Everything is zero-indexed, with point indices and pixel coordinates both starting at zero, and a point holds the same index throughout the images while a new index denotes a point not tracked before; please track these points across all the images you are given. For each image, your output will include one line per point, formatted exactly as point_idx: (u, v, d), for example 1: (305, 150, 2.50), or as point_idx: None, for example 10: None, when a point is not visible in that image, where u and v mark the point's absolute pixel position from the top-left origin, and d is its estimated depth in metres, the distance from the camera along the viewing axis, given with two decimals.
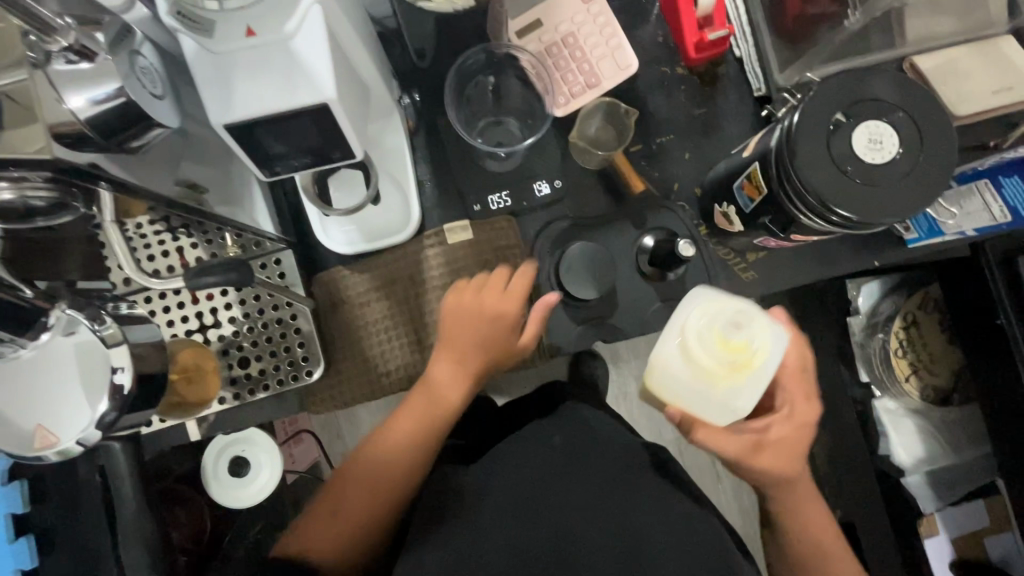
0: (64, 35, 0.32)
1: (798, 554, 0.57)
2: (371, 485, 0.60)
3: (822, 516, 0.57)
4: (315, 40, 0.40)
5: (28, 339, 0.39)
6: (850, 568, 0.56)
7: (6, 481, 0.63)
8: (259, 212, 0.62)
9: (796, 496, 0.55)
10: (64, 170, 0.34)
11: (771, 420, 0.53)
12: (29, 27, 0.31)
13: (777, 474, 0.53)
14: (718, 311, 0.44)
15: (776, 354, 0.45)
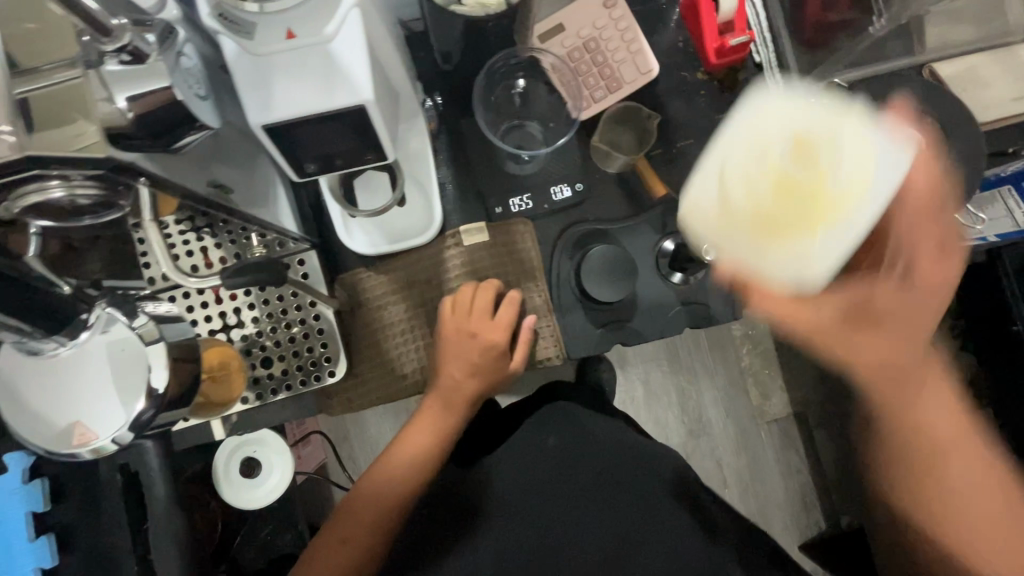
0: (119, 35, 0.32)
1: (891, 445, 0.53)
2: (372, 518, 0.64)
3: (949, 414, 0.51)
4: (354, 42, 0.40)
5: (65, 338, 0.39)
6: (976, 465, 0.51)
7: (26, 480, 0.63)
8: (283, 212, 0.62)
9: (915, 395, 0.50)
10: (110, 168, 0.33)
11: (876, 281, 0.49)
12: (86, 27, 0.31)
13: (883, 355, 0.49)
14: (776, 116, 0.43)
15: (857, 177, 0.42)
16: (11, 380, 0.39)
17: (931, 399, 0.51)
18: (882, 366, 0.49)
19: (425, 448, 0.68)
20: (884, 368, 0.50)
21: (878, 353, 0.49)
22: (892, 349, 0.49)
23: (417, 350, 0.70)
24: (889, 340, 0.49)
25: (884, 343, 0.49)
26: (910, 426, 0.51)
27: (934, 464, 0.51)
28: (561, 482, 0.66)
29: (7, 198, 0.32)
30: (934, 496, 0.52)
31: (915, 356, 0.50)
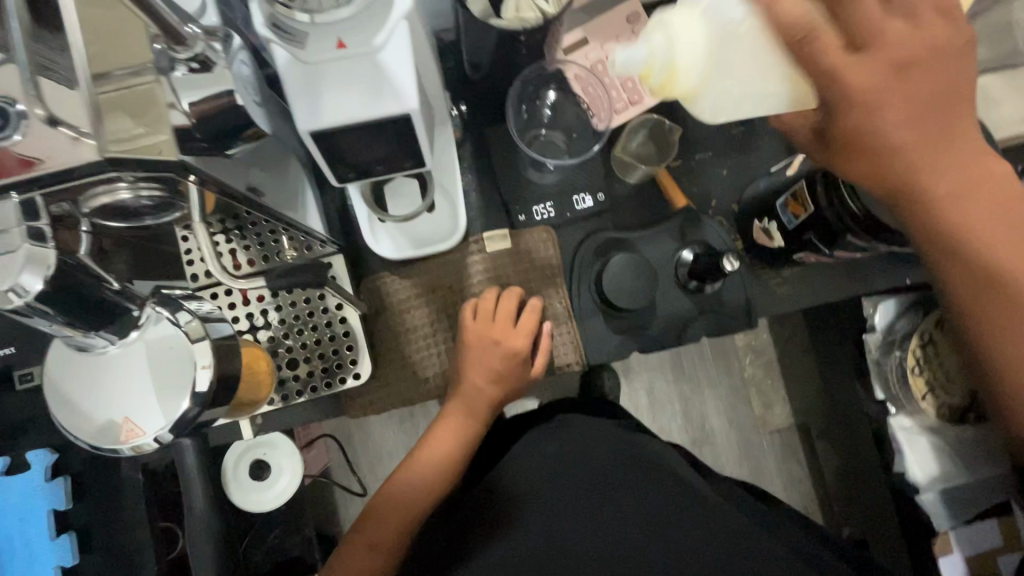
0: (192, 44, 0.35)
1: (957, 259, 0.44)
2: (397, 521, 0.66)
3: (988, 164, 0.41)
4: (401, 52, 0.41)
5: (116, 336, 0.40)
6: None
7: (49, 478, 0.63)
8: (312, 215, 0.63)
9: (960, 199, 0.42)
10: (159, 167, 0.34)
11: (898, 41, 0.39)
12: (160, 34, 0.33)
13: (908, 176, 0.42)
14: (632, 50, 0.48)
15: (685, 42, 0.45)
16: (62, 375, 0.40)
17: (972, 202, 0.42)
18: (904, 145, 0.40)
19: (448, 452, 0.70)
20: (910, 145, 0.40)
21: (899, 130, 0.40)
22: (913, 107, 0.40)
23: (439, 355, 0.71)
24: (908, 130, 0.40)
25: (901, 108, 0.39)
26: (956, 231, 0.43)
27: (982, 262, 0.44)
28: (582, 491, 0.65)
29: (78, 198, 0.35)
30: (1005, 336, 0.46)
31: (955, 167, 0.41)
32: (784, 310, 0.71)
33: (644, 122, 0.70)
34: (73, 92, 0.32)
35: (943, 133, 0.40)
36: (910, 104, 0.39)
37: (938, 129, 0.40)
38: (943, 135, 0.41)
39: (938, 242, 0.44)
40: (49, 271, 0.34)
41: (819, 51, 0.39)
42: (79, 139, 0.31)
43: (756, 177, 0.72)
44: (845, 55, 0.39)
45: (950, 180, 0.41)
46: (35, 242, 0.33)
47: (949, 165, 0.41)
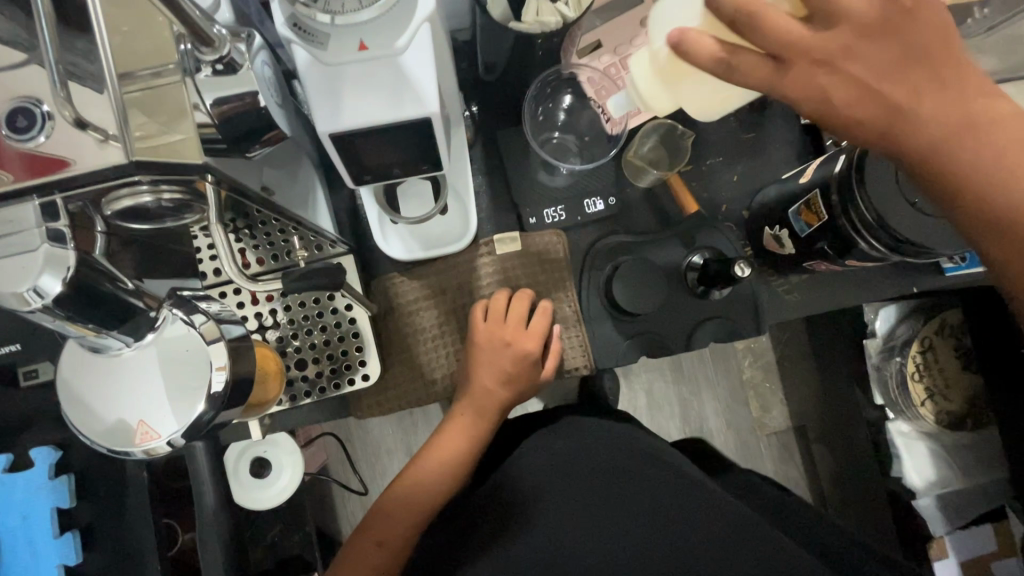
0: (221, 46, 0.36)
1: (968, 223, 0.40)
2: (406, 520, 0.65)
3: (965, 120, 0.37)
4: (422, 55, 0.41)
5: (132, 338, 0.39)
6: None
7: (53, 476, 0.62)
8: (322, 215, 0.62)
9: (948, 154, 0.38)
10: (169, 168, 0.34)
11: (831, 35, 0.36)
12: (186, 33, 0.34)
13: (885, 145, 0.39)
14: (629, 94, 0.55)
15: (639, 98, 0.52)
16: (77, 375, 0.39)
17: (971, 150, 0.37)
18: (870, 118, 0.38)
19: (458, 452, 0.68)
20: (879, 117, 0.38)
21: (864, 107, 0.37)
22: (871, 77, 0.37)
23: (448, 357, 0.71)
24: (870, 103, 0.37)
25: (860, 85, 0.37)
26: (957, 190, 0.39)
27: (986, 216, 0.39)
28: (593, 492, 0.64)
29: (101, 202, 0.35)
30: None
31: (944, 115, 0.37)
32: (792, 316, 0.71)
33: (658, 127, 0.71)
34: (101, 96, 0.32)
35: (914, 89, 0.37)
36: (869, 79, 0.37)
37: (904, 89, 0.37)
38: (915, 94, 0.37)
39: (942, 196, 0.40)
40: (69, 273, 0.34)
41: (742, 71, 0.37)
42: (106, 142, 0.32)
43: (765, 183, 0.72)
44: (771, 72, 0.37)
45: (939, 137, 0.37)
46: (56, 243, 0.34)
47: (933, 119, 0.37)
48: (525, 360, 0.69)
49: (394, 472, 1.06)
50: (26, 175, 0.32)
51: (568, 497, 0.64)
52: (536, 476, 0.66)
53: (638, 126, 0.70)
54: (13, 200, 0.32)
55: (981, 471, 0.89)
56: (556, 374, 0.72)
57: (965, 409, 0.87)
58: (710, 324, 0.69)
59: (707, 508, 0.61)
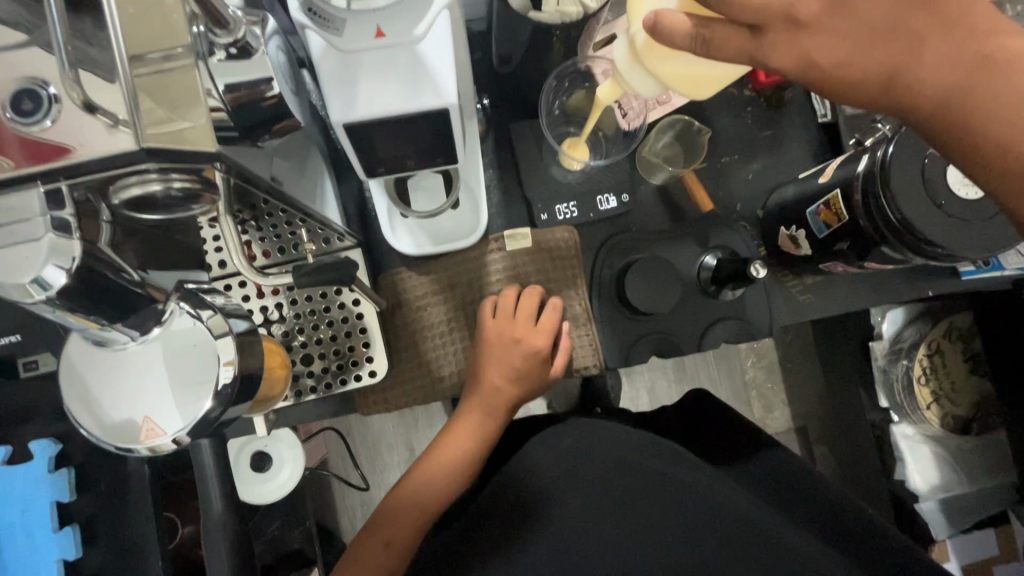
0: (235, 29, 0.36)
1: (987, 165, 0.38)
2: (413, 519, 0.65)
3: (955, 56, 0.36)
4: (442, 43, 0.39)
5: (138, 332, 0.38)
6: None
7: (53, 469, 0.61)
8: (330, 207, 0.61)
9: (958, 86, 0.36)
10: (178, 159, 0.33)
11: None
12: (205, 19, 0.34)
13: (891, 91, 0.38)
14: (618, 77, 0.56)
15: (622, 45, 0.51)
16: (79, 371, 0.38)
17: (992, 90, 0.36)
18: (877, 82, 0.38)
19: (465, 453, 0.67)
20: (884, 81, 0.37)
21: (871, 75, 0.37)
22: (875, 46, 0.37)
23: (455, 354, 0.70)
24: (874, 66, 0.37)
25: (867, 51, 0.37)
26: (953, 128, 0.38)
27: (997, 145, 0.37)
28: (602, 494, 0.63)
29: (111, 188, 0.34)
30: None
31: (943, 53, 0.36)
32: (805, 317, 0.70)
33: (674, 124, 0.70)
34: (113, 84, 0.31)
35: (914, 47, 0.36)
36: (871, 47, 0.37)
37: (902, 45, 0.37)
38: (916, 55, 0.36)
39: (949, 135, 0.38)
40: (75, 263, 0.32)
41: (718, 46, 0.38)
42: (116, 127, 0.31)
43: (782, 183, 0.71)
44: (749, 40, 0.37)
45: (943, 88, 0.37)
46: (60, 232, 0.32)
47: (940, 73, 0.36)
48: (537, 357, 0.68)
49: (394, 467, 1.05)
50: (24, 159, 0.31)
51: (576, 500, 0.63)
52: (544, 476, 0.64)
53: (654, 122, 0.69)
54: (16, 187, 0.31)
55: (986, 476, 0.88)
56: (564, 372, 0.70)
57: (971, 413, 0.87)
58: (722, 323, 0.68)
59: (716, 509, 0.60)
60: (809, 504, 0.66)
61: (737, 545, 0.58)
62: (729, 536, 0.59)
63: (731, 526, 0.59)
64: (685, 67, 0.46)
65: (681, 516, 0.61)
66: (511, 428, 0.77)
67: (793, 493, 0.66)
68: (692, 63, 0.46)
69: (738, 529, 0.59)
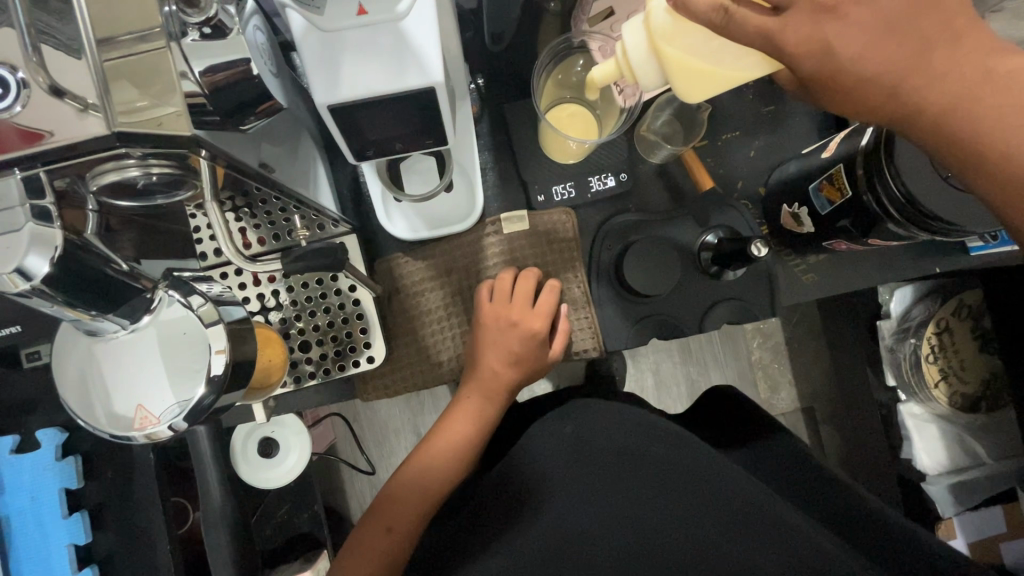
0: (206, 7, 0.35)
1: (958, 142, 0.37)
2: (412, 503, 0.65)
3: (923, 32, 0.35)
4: (424, 17, 0.38)
5: (128, 320, 0.38)
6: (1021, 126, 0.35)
7: (60, 457, 0.63)
8: (323, 192, 0.60)
9: (935, 58, 0.36)
10: (144, 142, 0.32)
11: None
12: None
13: (868, 65, 0.36)
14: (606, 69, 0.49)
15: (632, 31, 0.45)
16: (69, 361, 0.38)
17: (977, 60, 0.36)
18: (874, 68, 0.36)
19: (464, 438, 0.68)
20: (887, 61, 0.36)
21: (875, 41, 0.35)
22: (862, 17, 0.35)
23: (453, 338, 0.70)
24: (858, 33, 0.35)
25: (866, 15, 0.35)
26: (936, 101, 0.36)
27: (972, 116, 0.36)
28: (602, 477, 0.63)
29: (85, 175, 0.34)
30: None
31: (915, 27, 0.35)
32: (808, 298, 0.69)
33: (672, 99, 0.66)
34: (78, 59, 0.30)
35: (907, 17, 0.35)
36: (870, 12, 0.35)
37: (886, 12, 0.35)
38: (914, 51, 0.36)
39: (940, 109, 0.36)
40: (57, 252, 0.32)
41: (739, 9, 0.36)
42: (86, 112, 0.31)
43: (785, 159, 0.69)
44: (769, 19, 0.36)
45: (928, 70, 0.36)
46: (40, 221, 0.32)
47: (923, 43, 0.35)
48: (533, 339, 0.68)
49: (401, 451, 1.05)
50: (14, 144, 0.31)
51: (576, 482, 0.63)
52: (544, 463, 0.64)
53: (652, 99, 0.66)
54: None
55: (998, 455, 0.86)
56: (564, 355, 0.70)
57: (981, 391, 0.84)
58: (723, 303, 0.67)
59: (717, 491, 0.60)
60: (813, 489, 0.64)
61: (734, 526, 0.58)
62: (733, 518, 0.58)
63: (733, 509, 0.59)
64: (719, 64, 0.42)
65: (682, 499, 0.61)
66: (511, 412, 0.77)
67: (794, 474, 0.65)
68: (728, 63, 0.42)
69: (740, 511, 0.58)
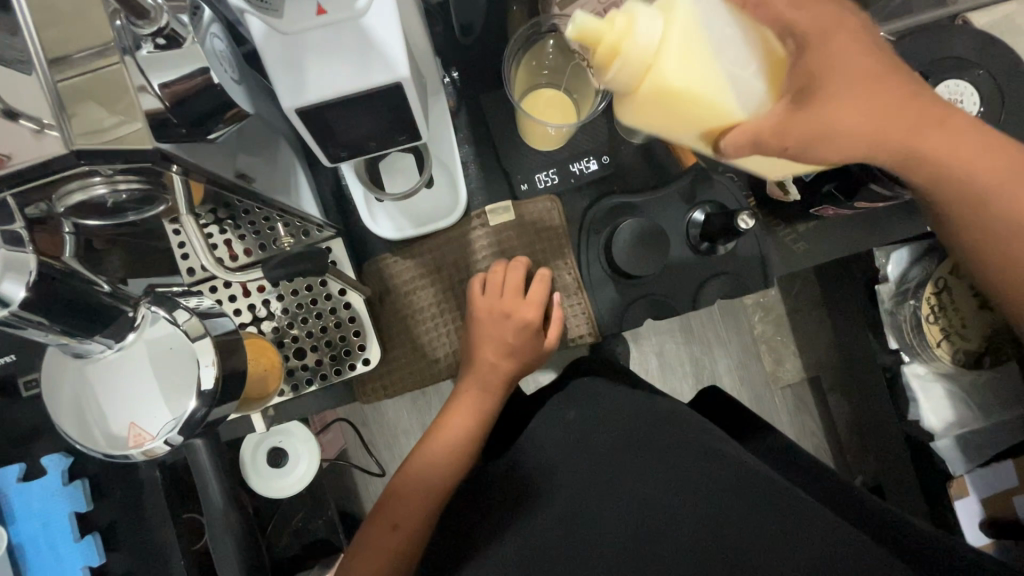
0: (156, 17, 0.34)
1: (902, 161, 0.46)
2: (419, 502, 0.65)
3: (875, 79, 0.43)
4: (385, 13, 0.38)
5: (113, 340, 0.38)
6: (944, 147, 0.45)
7: (67, 482, 0.63)
8: (305, 200, 0.60)
9: (887, 96, 0.43)
10: (105, 160, 0.32)
11: None
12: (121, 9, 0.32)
13: (841, 105, 0.42)
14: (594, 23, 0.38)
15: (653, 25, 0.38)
16: (62, 386, 0.38)
17: (913, 98, 0.44)
18: (851, 108, 0.42)
19: (466, 433, 0.68)
20: (858, 101, 0.42)
21: None
22: None
23: (449, 335, 0.70)
24: None
25: None
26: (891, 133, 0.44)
27: (915, 145, 0.45)
28: (606, 463, 0.63)
29: (52, 198, 0.34)
30: (968, 199, 0.48)
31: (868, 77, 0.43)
32: (801, 267, 0.69)
33: None
34: (31, 80, 0.30)
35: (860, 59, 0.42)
36: None
37: None
38: (862, 71, 0.42)
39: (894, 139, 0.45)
40: (32, 276, 0.32)
41: None
42: (43, 132, 0.31)
43: None
44: None
45: (883, 103, 0.43)
46: (12, 245, 0.32)
47: (878, 86, 0.43)
48: (528, 329, 0.67)
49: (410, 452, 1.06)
50: None
51: (580, 470, 0.63)
52: (549, 452, 0.65)
53: None
54: None
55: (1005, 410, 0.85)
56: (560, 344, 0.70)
57: (982, 346, 0.82)
58: (717, 280, 0.67)
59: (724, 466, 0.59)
60: None
61: (741, 501, 0.58)
62: (745, 493, 0.58)
63: (744, 484, 0.59)
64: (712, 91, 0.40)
65: (688, 479, 0.60)
66: (513, 404, 0.77)
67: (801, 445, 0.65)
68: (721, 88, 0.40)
69: (746, 487, 0.59)
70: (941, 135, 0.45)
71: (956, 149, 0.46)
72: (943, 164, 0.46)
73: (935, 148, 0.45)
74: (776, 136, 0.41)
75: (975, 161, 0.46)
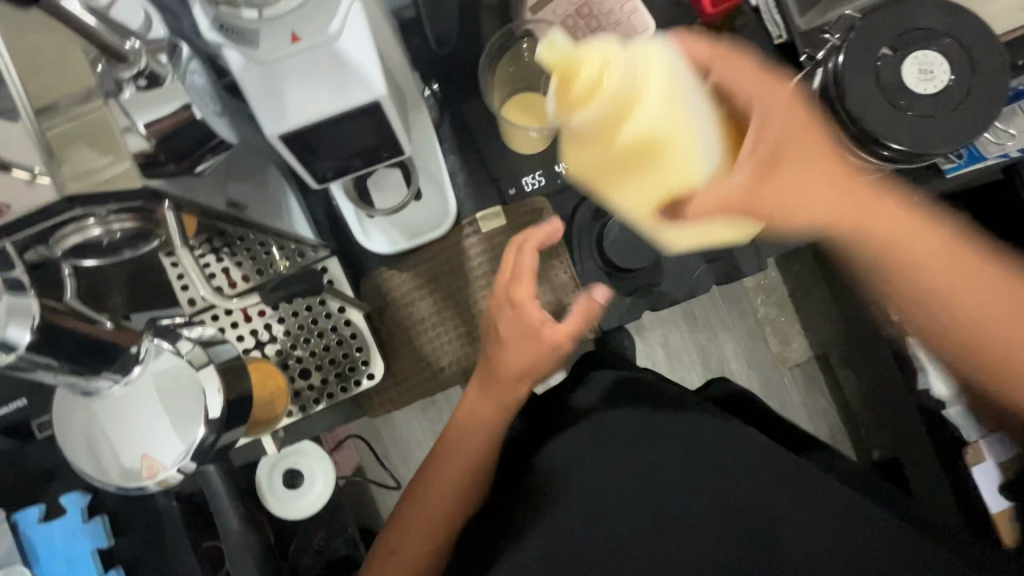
0: (134, 60, 0.34)
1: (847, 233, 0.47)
2: (427, 525, 0.60)
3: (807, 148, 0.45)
4: (359, 36, 0.39)
5: (120, 375, 0.39)
6: (887, 228, 0.47)
7: (87, 519, 0.64)
8: (298, 223, 0.61)
9: (817, 171, 0.45)
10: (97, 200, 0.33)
11: None
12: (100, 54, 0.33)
13: (782, 198, 0.44)
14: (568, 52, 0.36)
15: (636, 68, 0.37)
16: (74, 424, 0.39)
17: (856, 201, 0.46)
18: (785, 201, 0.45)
19: (480, 450, 0.61)
20: (790, 179, 0.44)
21: None
22: None
23: (451, 343, 0.69)
24: None
25: None
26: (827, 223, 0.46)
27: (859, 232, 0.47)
28: (628, 470, 0.58)
29: (49, 242, 0.35)
30: (925, 290, 0.48)
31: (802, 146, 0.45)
32: (794, 246, 0.69)
33: None
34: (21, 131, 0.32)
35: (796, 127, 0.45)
36: None
37: None
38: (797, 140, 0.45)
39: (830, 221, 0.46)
40: (35, 321, 0.33)
41: None
42: (35, 180, 0.32)
43: None
44: None
45: (819, 199, 0.45)
46: (14, 292, 0.33)
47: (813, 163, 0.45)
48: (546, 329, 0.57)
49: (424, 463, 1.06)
50: None
51: (599, 480, 0.58)
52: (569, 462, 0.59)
53: None
54: None
55: None
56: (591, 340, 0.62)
57: None
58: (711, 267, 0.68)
59: None
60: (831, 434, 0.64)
61: (765, 490, 0.56)
62: (766, 486, 0.56)
63: (766, 478, 0.56)
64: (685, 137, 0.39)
65: (712, 477, 0.57)
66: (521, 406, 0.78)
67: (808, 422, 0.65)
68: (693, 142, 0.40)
69: (770, 479, 0.56)
70: (888, 234, 0.47)
71: (904, 231, 0.47)
72: (897, 249, 0.47)
73: (899, 234, 0.47)
74: (741, 201, 0.43)
75: (939, 273, 0.47)
